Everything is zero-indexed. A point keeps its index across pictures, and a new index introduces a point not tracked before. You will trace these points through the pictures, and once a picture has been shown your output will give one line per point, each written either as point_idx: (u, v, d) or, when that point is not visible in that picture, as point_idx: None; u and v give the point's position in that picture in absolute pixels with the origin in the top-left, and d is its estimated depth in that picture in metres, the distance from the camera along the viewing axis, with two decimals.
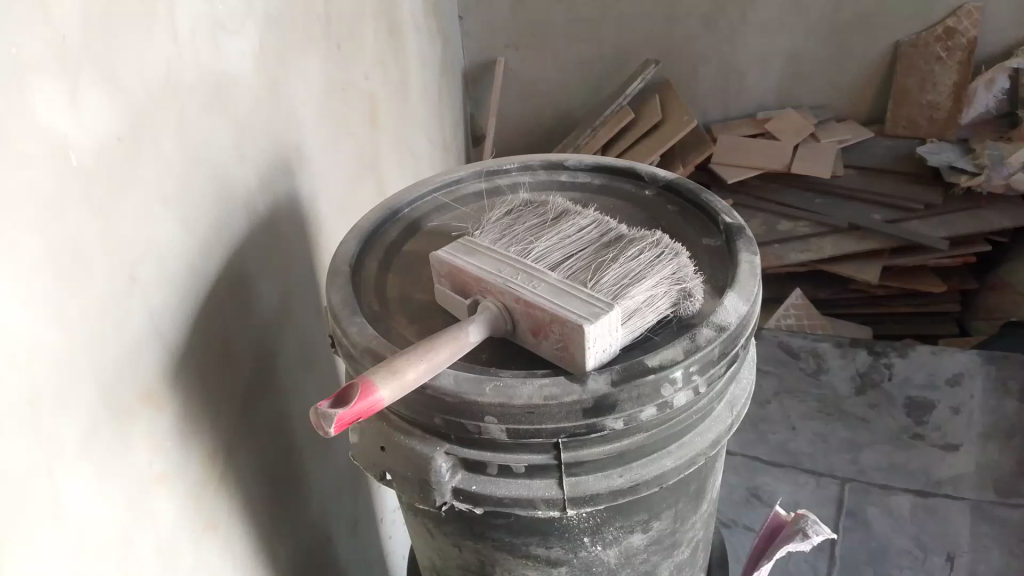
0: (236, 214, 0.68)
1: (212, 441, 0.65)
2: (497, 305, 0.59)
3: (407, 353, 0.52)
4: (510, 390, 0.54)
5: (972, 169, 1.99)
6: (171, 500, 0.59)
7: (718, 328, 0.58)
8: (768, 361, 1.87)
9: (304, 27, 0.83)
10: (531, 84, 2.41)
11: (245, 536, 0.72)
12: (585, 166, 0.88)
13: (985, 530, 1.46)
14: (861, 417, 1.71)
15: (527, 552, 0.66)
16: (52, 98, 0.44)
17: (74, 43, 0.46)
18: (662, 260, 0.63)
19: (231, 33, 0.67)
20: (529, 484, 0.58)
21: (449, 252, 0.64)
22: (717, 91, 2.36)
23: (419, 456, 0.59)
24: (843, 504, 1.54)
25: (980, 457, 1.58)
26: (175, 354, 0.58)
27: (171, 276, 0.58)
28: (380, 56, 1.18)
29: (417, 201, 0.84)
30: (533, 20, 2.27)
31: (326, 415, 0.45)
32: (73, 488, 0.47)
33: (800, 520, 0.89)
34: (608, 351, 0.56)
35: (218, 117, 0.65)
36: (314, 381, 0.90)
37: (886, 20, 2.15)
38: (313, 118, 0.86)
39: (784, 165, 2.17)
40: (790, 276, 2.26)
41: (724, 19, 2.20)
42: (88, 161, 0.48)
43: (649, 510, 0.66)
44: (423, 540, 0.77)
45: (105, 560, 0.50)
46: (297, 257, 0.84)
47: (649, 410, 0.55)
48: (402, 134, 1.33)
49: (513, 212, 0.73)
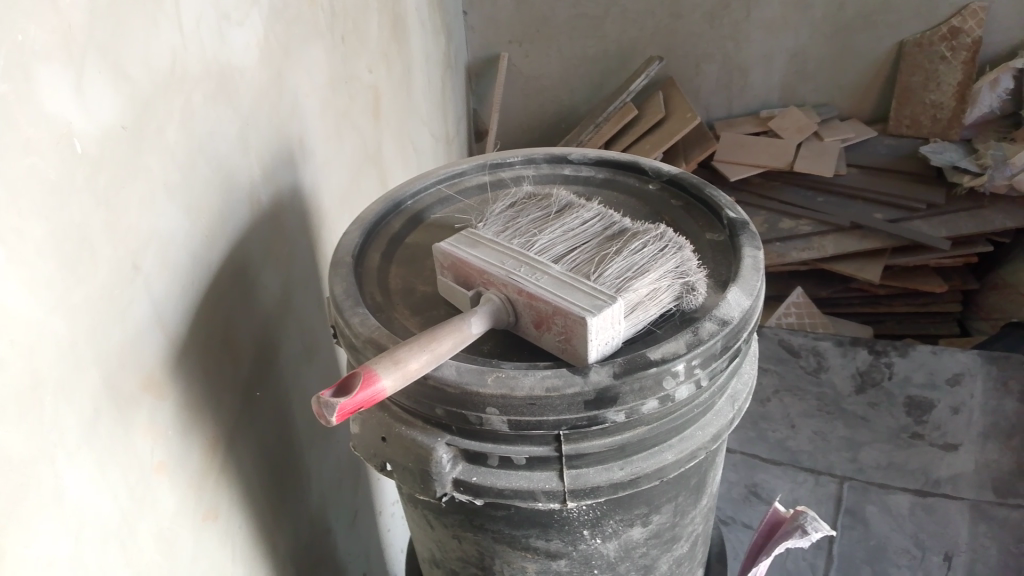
0: (240, 206, 0.68)
1: (213, 432, 0.65)
2: (500, 297, 0.59)
3: (411, 343, 0.52)
4: (512, 381, 0.54)
5: (976, 169, 2.00)
6: (172, 489, 0.59)
7: (721, 322, 0.58)
8: (769, 359, 1.87)
9: (308, 16, 0.83)
10: (534, 79, 2.40)
11: (245, 527, 0.73)
12: (588, 160, 0.88)
13: (983, 530, 1.46)
14: (861, 415, 1.71)
15: (527, 544, 0.66)
16: (56, 84, 0.44)
17: (79, 29, 0.46)
18: (665, 254, 0.63)
19: (236, 24, 0.67)
20: (529, 476, 0.58)
21: (453, 243, 0.64)
22: (720, 88, 2.35)
23: (420, 446, 0.59)
24: (842, 503, 1.54)
25: (979, 457, 1.58)
26: (178, 343, 0.59)
27: (174, 265, 0.58)
28: (384, 48, 1.18)
29: (420, 192, 0.84)
30: (537, 15, 2.27)
31: (328, 404, 0.45)
32: (73, 476, 0.47)
33: (800, 516, 0.89)
34: (610, 344, 0.56)
35: (222, 107, 0.64)
36: (314, 373, 0.90)
37: (891, 19, 2.15)
38: (316, 109, 0.86)
39: (787, 164, 2.18)
40: (791, 274, 2.26)
41: (729, 16, 2.20)
42: (91, 148, 0.48)
43: (649, 504, 0.66)
44: (423, 531, 0.77)
45: (107, 547, 0.51)
46: (299, 249, 0.84)
47: (650, 403, 0.55)
48: (405, 128, 1.33)
49: (516, 205, 0.73)
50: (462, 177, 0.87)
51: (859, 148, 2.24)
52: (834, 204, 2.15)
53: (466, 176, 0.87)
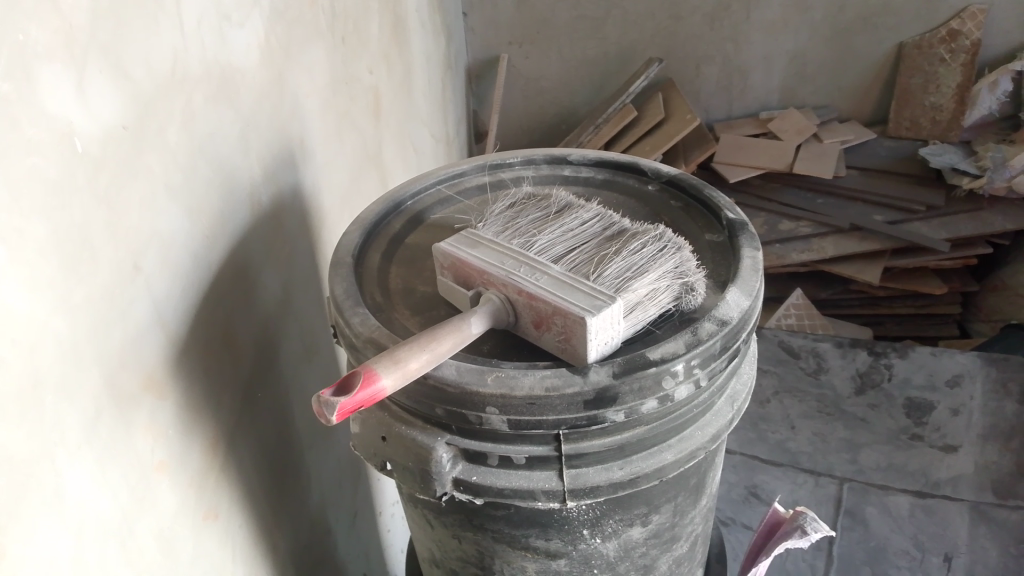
0: (240, 206, 0.69)
1: (213, 432, 0.65)
2: (500, 297, 0.59)
3: (411, 343, 0.52)
4: (512, 381, 0.54)
5: (975, 172, 2.01)
6: (172, 489, 0.59)
7: (720, 323, 0.58)
8: (769, 360, 1.87)
9: (308, 18, 0.83)
10: (535, 81, 2.41)
11: (245, 526, 0.73)
12: (588, 161, 0.88)
13: (983, 531, 1.46)
14: (860, 417, 1.71)
15: (526, 544, 0.66)
16: (57, 84, 0.44)
17: (81, 29, 0.46)
18: (665, 254, 0.63)
19: (237, 25, 0.67)
20: (529, 476, 0.59)
21: (453, 244, 0.64)
22: (720, 90, 2.35)
23: (420, 446, 0.59)
24: (842, 504, 1.54)
25: (979, 459, 1.58)
26: (178, 343, 0.59)
27: (174, 264, 0.58)
28: (384, 50, 1.18)
29: (420, 193, 0.84)
30: (538, 17, 2.27)
31: (328, 403, 0.45)
32: (74, 474, 0.47)
33: (800, 517, 0.89)
34: (609, 343, 0.56)
35: (223, 107, 0.65)
36: (314, 372, 0.90)
37: (890, 21, 2.15)
38: (316, 109, 0.87)
39: (786, 165, 2.17)
40: (791, 276, 2.26)
41: (729, 18, 2.20)
42: (93, 149, 0.48)
43: (648, 504, 0.66)
44: (423, 531, 0.77)
45: (107, 547, 0.51)
46: (299, 249, 0.84)
47: (650, 403, 0.55)
48: (405, 129, 1.33)
49: (516, 206, 0.73)
50: (462, 178, 0.87)
51: (859, 150, 2.24)
52: (834, 206, 2.15)
53: (466, 177, 0.87)
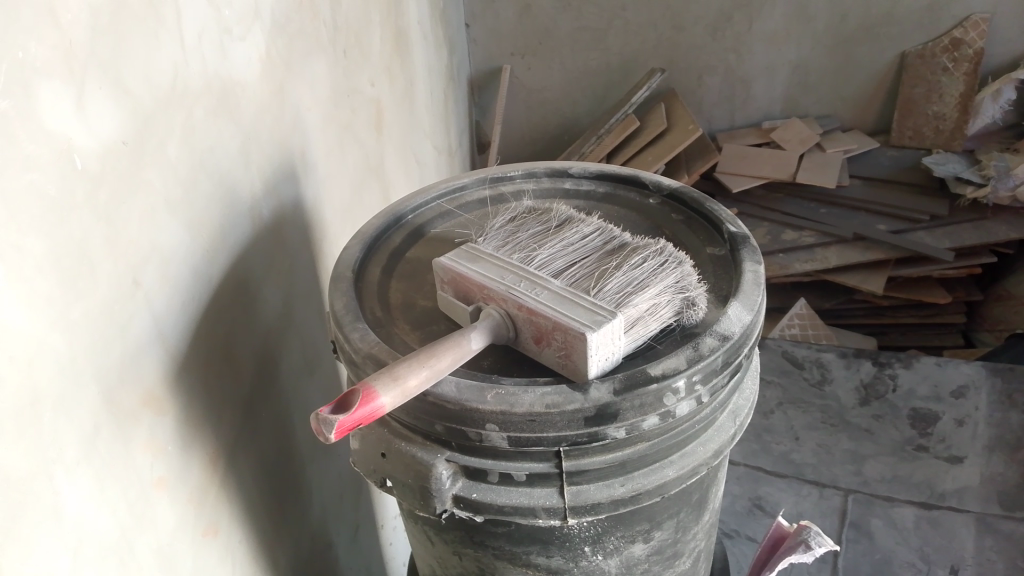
0: (240, 220, 0.68)
1: (213, 446, 0.65)
2: (499, 313, 0.59)
3: (409, 360, 0.51)
4: (511, 398, 0.53)
5: (978, 181, 2.00)
6: (171, 504, 0.58)
7: (722, 337, 0.58)
8: (772, 371, 1.87)
9: (310, 32, 0.84)
10: (537, 92, 2.41)
11: (245, 542, 0.72)
12: (589, 174, 0.88)
13: (989, 543, 1.44)
14: (865, 428, 1.70)
15: (527, 561, 0.66)
16: (57, 102, 0.44)
17: (80, 46, 0.46)
18: (665, 268, 0.63)
19: (237, 39, 0.67)
20: (529, 493, 0.58)
21: (452, 258, 0.64)
22: (723, 101, 2.36)
23: (420, 463, 0.59)
24: (846, 516, 1.52)
25: (985, 470, 1.57)
26: (177, 358, 0.58)
27: (174, 277, 0.58)
28: (386, 63, 1.18)
29: (420, 207, 0.84)
30: (540, 28, 2.28)
31: (327, 421, 0.45)
32: (72, 491, 0.46)
33: (803, 532, 0.88)
34: (610, 359, 0.56)
35: (222, 119, 0.65)
36: (315, 386, 0.89)
37: (894, 31, 2.15)
38: (318, 122, 0.87)
39: (789, 175, 2.17)
40: (794, 286, 2.25)
41: (731, 28, 2.21)
42: (92, 165, 0.48)
43: (650, 520, 0.66)
44: (423, 546, 0.76)
45: (106, 564, 0.50)
46: (300, 263, 0.84)
47: (651, 419, 0.54)
48: (408, 142, 1.34)
49: (516, 219, 0.73)
50: (463, 192, 0.87)
51: (862, 160, 2.24)
52: (837, 215, 2.15)
53: (467, 190, 0.87)
